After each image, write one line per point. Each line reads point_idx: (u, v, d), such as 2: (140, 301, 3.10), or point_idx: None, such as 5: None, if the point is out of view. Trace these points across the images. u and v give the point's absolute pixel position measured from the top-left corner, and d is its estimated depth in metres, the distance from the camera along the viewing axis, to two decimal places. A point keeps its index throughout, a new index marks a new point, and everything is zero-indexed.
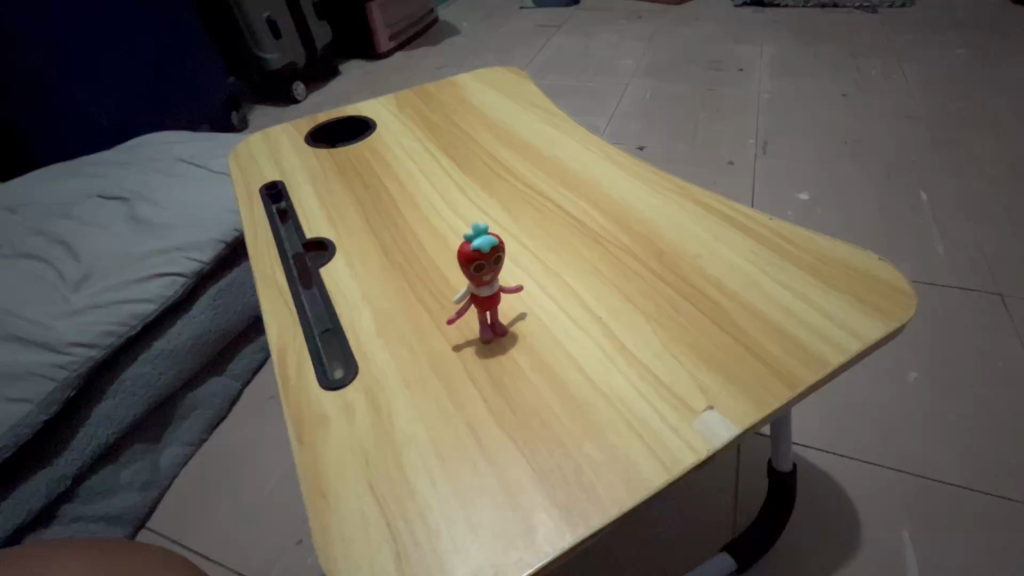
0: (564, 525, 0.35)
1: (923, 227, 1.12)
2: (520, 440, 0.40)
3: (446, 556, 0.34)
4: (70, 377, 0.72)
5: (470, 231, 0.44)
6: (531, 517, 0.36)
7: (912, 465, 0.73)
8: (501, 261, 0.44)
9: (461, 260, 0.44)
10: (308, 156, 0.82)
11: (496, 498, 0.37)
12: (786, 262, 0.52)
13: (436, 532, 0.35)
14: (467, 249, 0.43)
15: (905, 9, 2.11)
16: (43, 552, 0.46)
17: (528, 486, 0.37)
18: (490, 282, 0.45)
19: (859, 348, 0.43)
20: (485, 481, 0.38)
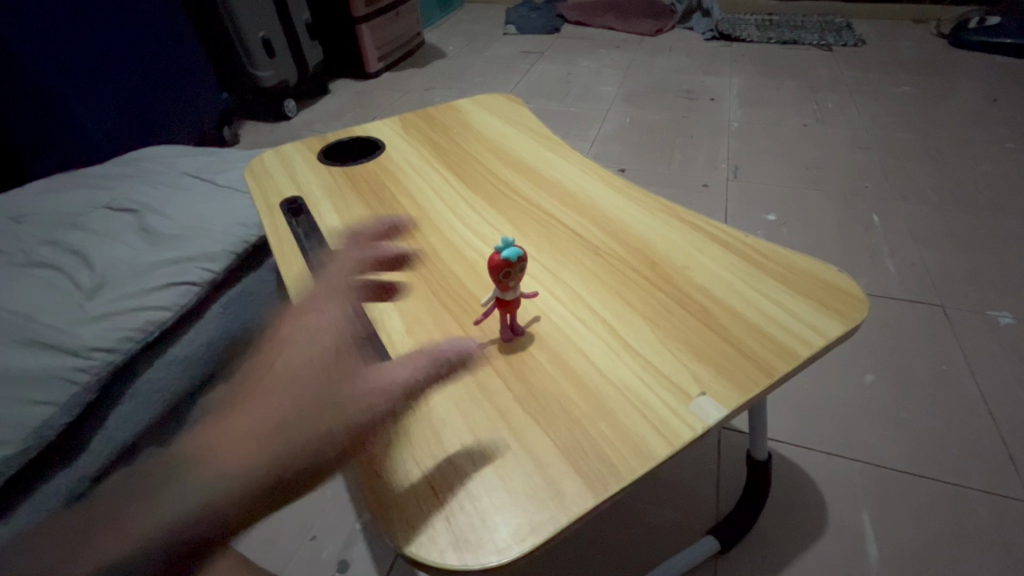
0: (588, 490, 0.42)
1: (875, 246, 1.24)
2: (544, 422, 0.47)
3: (490, 520, 0.40)
4: (91, 380, 0.75)
5: (499, 243, 0.50)
6: (559, 485, 0.42)
7: (869, 455, 0.82)
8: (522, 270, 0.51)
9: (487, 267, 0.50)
10: (322, 174, 0.88)
11: (529, 469, 0.43)
12: (762, 272, 0.60)
13: (478, 499, 0.41)
14: (493, 259, 0.50)
15: (856, 47, 2.31)
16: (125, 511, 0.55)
17: (555, 460, 0.44)
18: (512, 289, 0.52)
19: (823, 344, 0.52)
20: (516, 457, 0.44)
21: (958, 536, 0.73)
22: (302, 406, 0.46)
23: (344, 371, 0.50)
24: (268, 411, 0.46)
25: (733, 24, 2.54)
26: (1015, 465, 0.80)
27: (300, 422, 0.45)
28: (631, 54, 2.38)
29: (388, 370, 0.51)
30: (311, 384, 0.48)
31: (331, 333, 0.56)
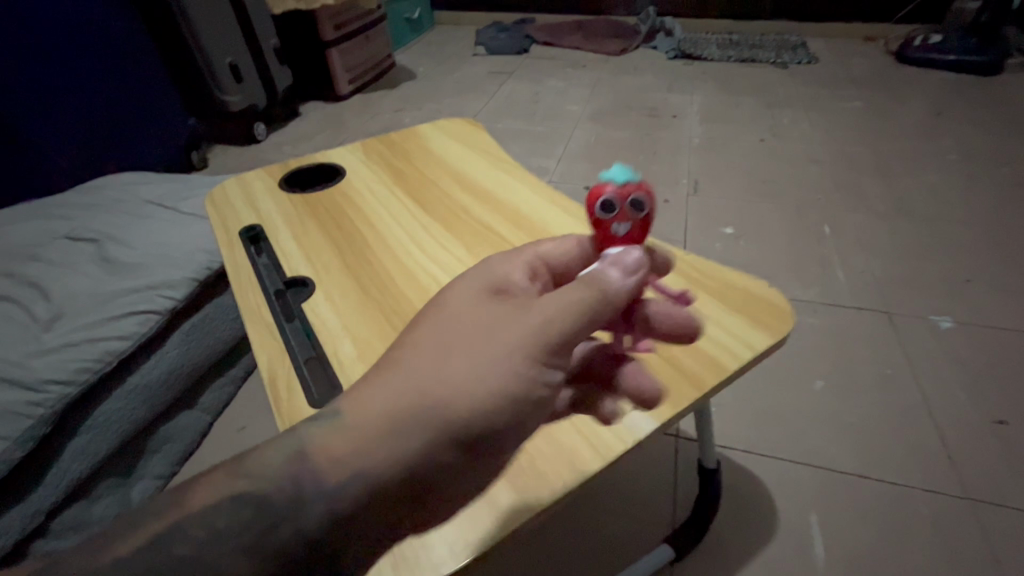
0: (521, 504, 0.44)
1: (826, 256, 1.30)
2: None
3: (427, 539, 0.43)
4: (46, 413, 0.75)
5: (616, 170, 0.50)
6: (494, 500, 0.44)
7: (817, 459, 0.86)
8: (640, 204, 0.48)
9: (595, 200, 0.49)
10: (282, 201, 0.90)
11: None
12: (698, 289, 0.63)
13: None
14: (602, 187, 0.49)
15: (810, 65, 2.41)
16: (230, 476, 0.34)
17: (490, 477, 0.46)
18: (621, 233, 0.48)
19: (750, 357, 0.55)
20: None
21: (900, 534, 0.77)
22: (444, 407, 0.33)
23: (500, 340, 0.35)
24: (409, 416, 0.32)
25: (695, 43, 2.64)
26: (953, 462, 0.85)
27: (450, 430, 0.32)
28: (597, 73, 2.45)
29: (567, 330, 0.36)
30: (454, 363, 0.34)
31: (499, 270, 0.40)
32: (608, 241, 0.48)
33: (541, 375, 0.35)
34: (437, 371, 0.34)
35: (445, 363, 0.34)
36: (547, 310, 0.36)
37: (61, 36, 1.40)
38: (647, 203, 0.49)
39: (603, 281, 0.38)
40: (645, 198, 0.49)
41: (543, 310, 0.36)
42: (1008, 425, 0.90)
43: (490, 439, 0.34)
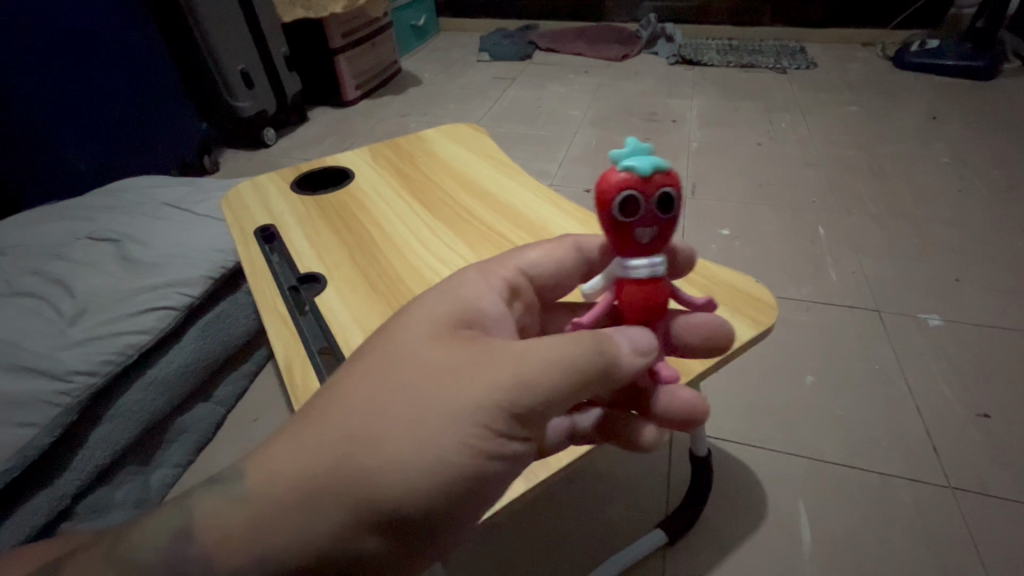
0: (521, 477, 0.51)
1: (819, 256, 1.33)
2: None
3: None
4: (72, 402, 0.79)
5: (639, 152, 0.41)
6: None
7: (808, 450, 0.89)
8: (669, 202, 0.40)
9: (612, 199, 0.40)
10: (294, 202, 0.94)
11: None
12: (689, 284, 0.67)
13: None
14: (620, 179, 0.40)
15: (809, 70, 2.45)
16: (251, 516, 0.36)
17: None
18: (640, 251, 0.42)
19: (734, 346, 0.59)
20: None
21: (883, 520, 0.81)
22: (373, 446, 0.34)
23: (444, 390, 0.36)
24: (342, 445, 0.35)
25: (695, 49, 2.68)
26: (937, 453, 0.88)
27: (371, 473, 0.34)
28: (598, 79, 2.50)
29: (512, 392, 0.36)
30: (385, 426, 0.35)
31: (474, 294, 0.45)
32: (630, 247, 0.42)
33: (472, 436, 0.35)
34: (367, 435, 0.35)
35: (378, 425, 0.35)
36: (495, 364, 0.37)
37: (82, 45, 1.46)
38: (676, 198, 0.41)
39: (617, 362, 0.40)
40: (672, 189, 0.41)
41: (494, 365, 0.37)
42: (992, 419, 0.93)
43: (407, 492, 0.34)
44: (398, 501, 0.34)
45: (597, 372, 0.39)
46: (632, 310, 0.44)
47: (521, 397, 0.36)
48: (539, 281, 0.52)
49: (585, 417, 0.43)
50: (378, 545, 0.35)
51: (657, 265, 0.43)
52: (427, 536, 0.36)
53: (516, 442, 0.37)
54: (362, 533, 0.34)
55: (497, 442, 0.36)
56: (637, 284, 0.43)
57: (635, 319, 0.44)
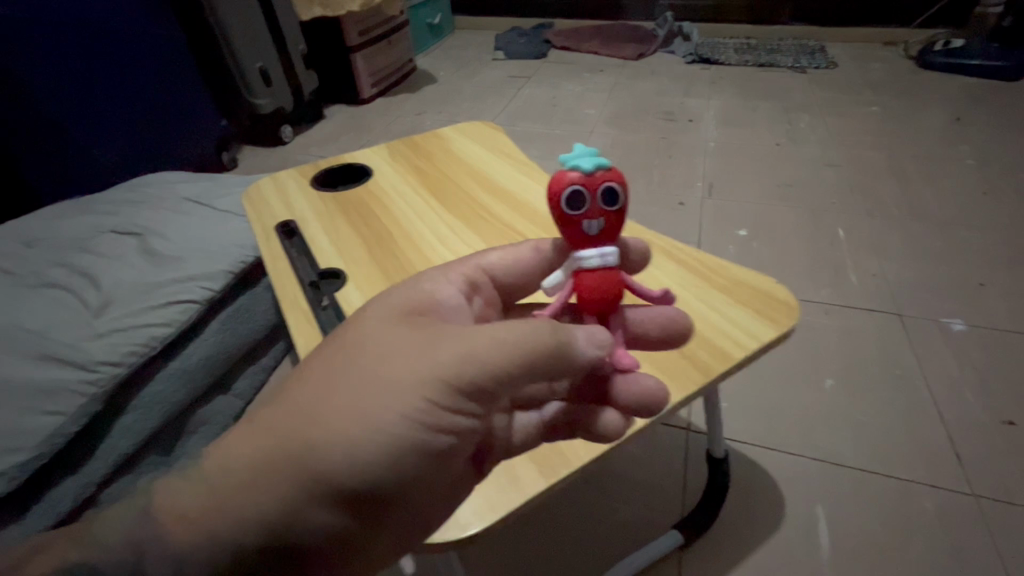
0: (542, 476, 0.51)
1: (839, 259, 1.32)
2: None
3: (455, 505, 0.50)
4: (98, 392, 0.80)
5: (585, 153, 0.45)
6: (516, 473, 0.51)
7: (826, 454, 0.88)
8: (613, 195, 0.44)
9: (562, 195, 0.44)
10: (314, 199, 0.95)
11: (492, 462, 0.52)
12: (708, 283, 0.67)
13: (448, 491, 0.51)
14: (568, 177, 0.44)
15: (829, 69, 2.42)
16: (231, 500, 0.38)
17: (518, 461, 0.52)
18: (591, 242, 0.45)
19: (755, 347, 0.58)
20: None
21: (903, 526, 0.80)
22: (323, 434, 0.35)
23: (389, 373, 0.37)
24: (290, 436, 0.35)
25: (712, 48, 2.66)
26: (959, 460, 0.87)
27: (320, 457, 0.35)
28: (614, 78, 2.48)
29: (456, 370, 0.37)
30: (335, 413, 0.36)
31: (430, 287, 0.44)
32: (581, 240, 0.45)
33: (421, 416, 0.36)
34: (317, 421, 0.35)
35: (327, 411, 0.36)
36: (445, 349, 0.38)
37: (105, 42, 1.49)
38: (620, 191, 0.44)
39: (569, 347, 0.40)
40: (617, 185, 0.44)
41: (438, 346, 0.38)
42: (1016, 426, 0.92)
43: (357, 472, 0.35)
44: (350, 481, 0.35)
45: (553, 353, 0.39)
46: (591, 303, 0.45)
47: (469, 377, 0.37)
48: (500, 279, 0.51)
49: (551, 408, 0.46)
50: (336, 521, 0.36)
51: (609, 256, 0.45)
52: (383, 507, 0.38)
53: (460, 415, 0.38)
54: (320, 513, 0.36)
55: (442, 416, 0.37)
56: (592, 274, 0.44)
57: (592, 311, 0.45)
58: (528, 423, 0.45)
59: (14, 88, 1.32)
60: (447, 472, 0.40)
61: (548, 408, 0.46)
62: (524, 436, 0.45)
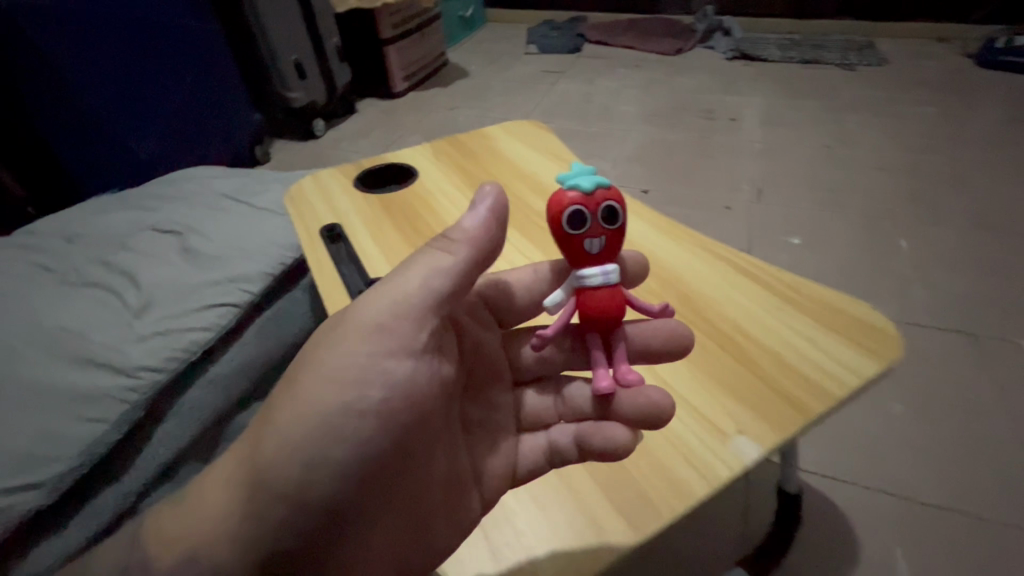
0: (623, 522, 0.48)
1: (902, 272, 1.24)
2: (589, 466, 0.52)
3: (530, 546, 0.49)
4: (139, 398, 0.78)
5: (579, 172, 0.45)
6: (594, 516, 0.49)
7: (899, 488, 0.82)
8: (613, 213, 0.44)
9: (561, 216, 0.44)
10: (358, 201, 0.91)
11: (570, 509, 0.50)
12: (793, 307, 0.61)
13: (523, 535, 0.49)
14: (568, 198, 0.44)
15: (879, 67, 2.29)
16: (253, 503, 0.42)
17: (600, 509, 0.49)
18: (591, 259, 0.44)
19: (857, 383, 0.52)
20: (559, 496, 0.51)
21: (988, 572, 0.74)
22: (271, 421, 0.42)
23: (313, 355, 0.43)
24: (256, 438, 0.42)
25: (754, 43, 2.55)
26: None
27: (274, 441, 0.41)
28: (651, 73, 2.40)
29: (376, 329, 0.43)
30: (280, 404, 0.42)
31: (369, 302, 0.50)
32: (582, 259, 0.45)
33: (343, 375, 0.41)
34: (269, 417, 0.42)
35: (277, 406, 0.42)
36: (355, 321, 0.43)
37: (142, 34, 1.47)
38: (619, 210, 0.44)
39: (475, 260, 0.46)
40: (616, 203, 0.44)
41: (355, 315, 0.44)
42: None
43: (303, 439, 0.40)
44: (303, 448, 0.41)
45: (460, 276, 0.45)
46: (594, 320, 0.45)
47: (375, 323, 0.43)
48: (497, 304, 0.54)
49: (557, 430, 0.51)
50: (320, 491, 0.41)
51: (611, 273, 0.45)
52: (367, 476, 0.42)
53: (389, 365, 0.42)
54: (292, 482, 0.41)
55: (374, 374, 0.42)
56: (596, 292, 0.45)
57: (594, 328, 0.45)
58: (537, 447, 0.52)
59: (55, 81, 1.30)
60: (417, 437, 0.44)
61: (554, 427, 0.52)
62: (535, 458, 0.51)
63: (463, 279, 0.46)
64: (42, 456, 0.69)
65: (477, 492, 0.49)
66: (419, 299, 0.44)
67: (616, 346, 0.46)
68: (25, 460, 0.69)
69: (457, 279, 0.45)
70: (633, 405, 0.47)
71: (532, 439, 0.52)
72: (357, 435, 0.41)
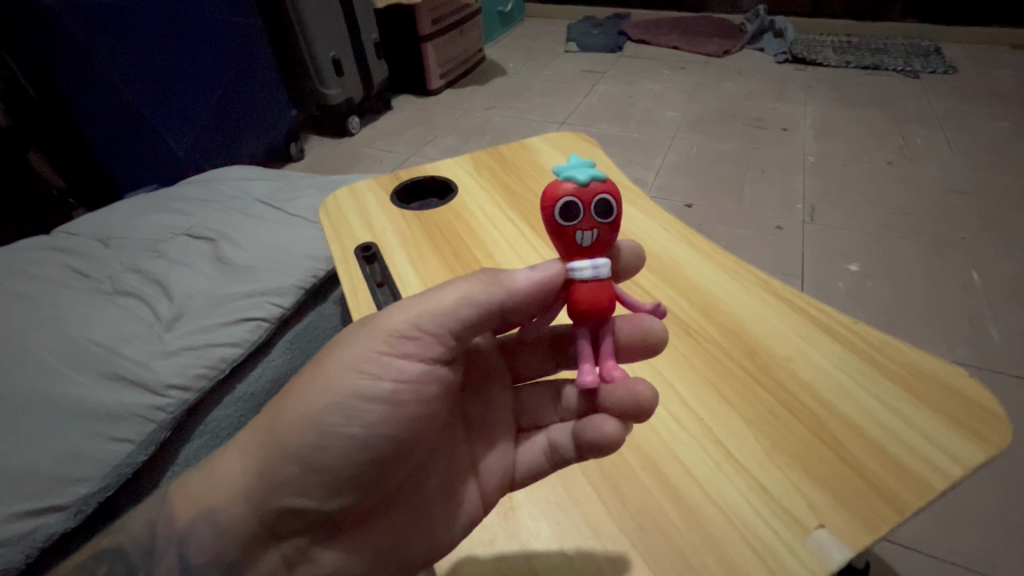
0: (635, 548, 0.44)
1: (975, 310, 1.14)
2: (607, 490, 0.48)
3: (529, 541, 0.46)
4: (167, 419, 0.76)
5: (575, 164, 0.42)
6: (604, 535, 0.45)
7: (968, 559, 0.75)
8: (606, 206, 0.41)
9: (554, 205, 0.42)
10: (396, 217, 0.87)
11: (580, 524, 0.47)
12: (879, 373, 0.55)
13: (523, 532, 0.47)
14: (561, 188, 0.41)
15: (947, 75, 2.14)
16: (261, 469, 0.44)
17: (621, 545, 0.45)
18: (582, 251, 0.42)
19: (960, 474, 0.46)
20: (562, 501, 0.48)
21: None
22: (291, 397, 0.43)
23: (340, 344, 0.44)
24: (276, 410, 0.44)
25: (808, 46, 2.41)
26: None
27: (289, 416, 0.42)
28: (697, 76, 2.29)
29: (398, 333, 0.42)
30: (302, 382, 0.44)
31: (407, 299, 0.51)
32: (572, 251, 0.42)
33: (359, 365, 0.42)
34: (293, 390, 0.44)
35: (300, 382, 0.44)
36: (383, 318, 0.43)
37: (184, 30, 1.45)
38: (614, 203, 0.42)
39: (505, 283, 0.43)
40: (611, 199, 0.42)
41: (382, 315, 0.44)
42: None
43: (313, 420, 0.42)
44: (311, 430, 0.42)
45: (491, 296, 0.43)
46: (581, 314, 0.42)
47: (399, 322, 0.42)
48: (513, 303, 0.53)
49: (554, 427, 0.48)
50: (323, 474, 0.42)
51: (601, 267, 0.42)
52: (372, 465, 0.43)
53: (404, 364, 0.42)
54: (298, 459, 0.42)
55: (384, 367, 0.42)
56: (585, 285, 0.42)
57: (581, 321, 0.42)
58: (536, 444, 0.48)
59: (96, 77, 1.29)
60: (424, 434, 0.44)
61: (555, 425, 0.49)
62: (535, 457, 0.48)
63: (494, 313, 0.44)
64: (67, 479, 0.67)
65: (475, 486, 0.47)
66: (440, 310, 0.42)
67: (603, 341, 0.43)
68: (48, 482, 0.66)
69: (488, 311, 0.43)
70: (621, 398, 0.43)
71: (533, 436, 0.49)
72: (362, 424, 0.41)
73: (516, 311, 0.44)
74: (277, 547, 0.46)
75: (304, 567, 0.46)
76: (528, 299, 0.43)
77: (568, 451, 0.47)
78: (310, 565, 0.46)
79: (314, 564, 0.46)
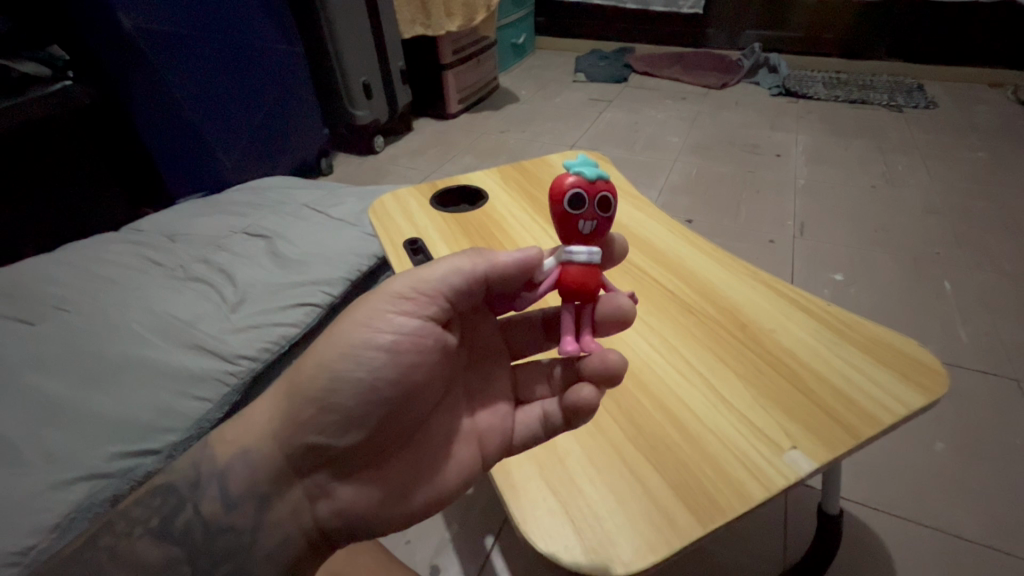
0: (649, 462, 0.56)
1: (946, 314, 1.26)
2: (624, 420, 0.60)
3: (564, 457, 0.58)
4: (237, 383, 0.88)
5: (584, 165, 0.53)
6: (622, 454, 0.57)
7: (937, 521, 0.86)
8: (606, 203, 0.52)
9: (564, 196, 0.52)
10: (436, 218, 1.01)
11: (604, 446, 0.58)
12: (845, 341, 0.67)
13: (560, 451, 0.58)
14: (570, 181, 0.52)
15: (928, 109, 2.31)
16: (292, 421, 0.52)
17: (638, 460, 0.56)
18: (581, 237, 0.53)
19: (903, 413, 0.58)
20: (585, 436, 0.59)
21: None
22: (315, 358, 0.52)
23: (357, 309, 0.53)
24: (300, 370, 0.52)
25: (800, 81, 2.60)
26: None
27: (316, 378, 0.51)
28: (697, 106, 2.47)
29: (399, 297, 0.51)
30: (326, 343, 0.52)
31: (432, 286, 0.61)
32: (574, 236, 0.53)
33: (368, 323, 0.51)
34: (320, 351, 0.52)
35: (324, 346, 0.52)
36: (386, 288, 0.53)
37: (239, 56, 1.61)
38: (611, 201, 0.53)
39: (494, 260, 0.53)
40: (610, 196, 0.53)
41: (389, 283, 0.53)
42: None
43: (328, 373, 0.50)
44: (330, 382, 0.50)
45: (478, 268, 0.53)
46: (571, 290, 0.52)
47: (397, 284, 0.52)
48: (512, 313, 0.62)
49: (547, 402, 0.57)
50: (345, 422, 0.51)
51: (594, 253, 0.52)
52: (383, 411, 0.51)
53: (399, 319, 0.51)
54: (320, 411, 0.51)
55: (387, 323, 0.50)
56: (578, 266, 0.52)
57: (570, 296, 0.52)
58: (532, 415, 0.57)
59: (164, 97, 1.44)
60: (427, 381, 0.53)
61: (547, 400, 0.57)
62: (531, 428, 0.57)
63: (480, 282, 0.54)
64: (158, 427, 0.79)
65: (471, 446, 0.56)
66: (436, 277, 0.52)
67: (583, 318, 0.53)
68: (143, 429, 0.78)
69: (475, 279, 0.53)
70: (596, 367, 0.51)
71: (528, 410, 0.57)
72: (370, 369, 0.50)
73: (500, 280, 0.54)
74: (301, 482, 0.54)
75: (323, 501, 0.54)
76: (507, 274, 0.53)
77: (557, 420, 0.55)
78: (328, 500, 0.53)
79: (332, 500, 0.53)
